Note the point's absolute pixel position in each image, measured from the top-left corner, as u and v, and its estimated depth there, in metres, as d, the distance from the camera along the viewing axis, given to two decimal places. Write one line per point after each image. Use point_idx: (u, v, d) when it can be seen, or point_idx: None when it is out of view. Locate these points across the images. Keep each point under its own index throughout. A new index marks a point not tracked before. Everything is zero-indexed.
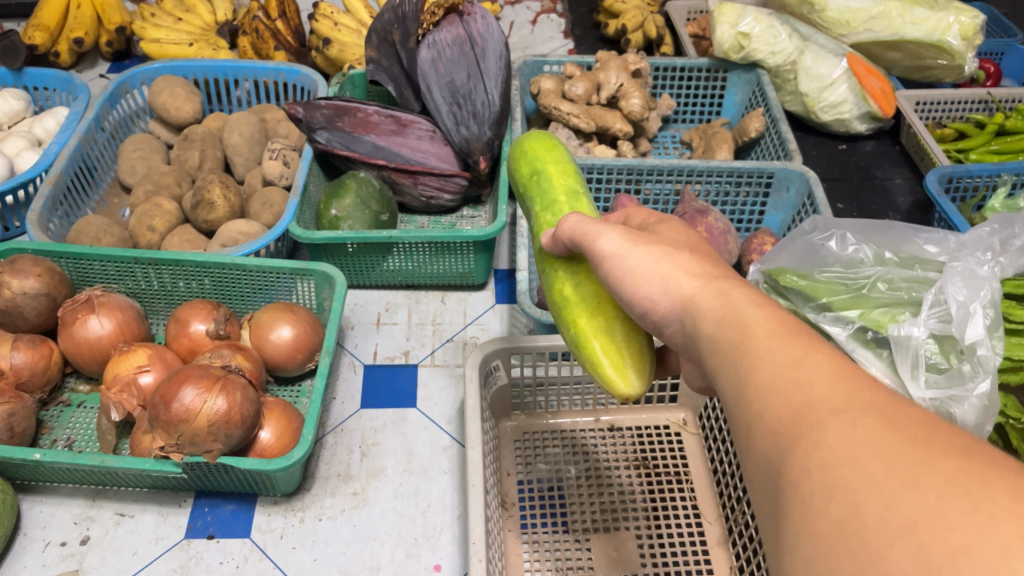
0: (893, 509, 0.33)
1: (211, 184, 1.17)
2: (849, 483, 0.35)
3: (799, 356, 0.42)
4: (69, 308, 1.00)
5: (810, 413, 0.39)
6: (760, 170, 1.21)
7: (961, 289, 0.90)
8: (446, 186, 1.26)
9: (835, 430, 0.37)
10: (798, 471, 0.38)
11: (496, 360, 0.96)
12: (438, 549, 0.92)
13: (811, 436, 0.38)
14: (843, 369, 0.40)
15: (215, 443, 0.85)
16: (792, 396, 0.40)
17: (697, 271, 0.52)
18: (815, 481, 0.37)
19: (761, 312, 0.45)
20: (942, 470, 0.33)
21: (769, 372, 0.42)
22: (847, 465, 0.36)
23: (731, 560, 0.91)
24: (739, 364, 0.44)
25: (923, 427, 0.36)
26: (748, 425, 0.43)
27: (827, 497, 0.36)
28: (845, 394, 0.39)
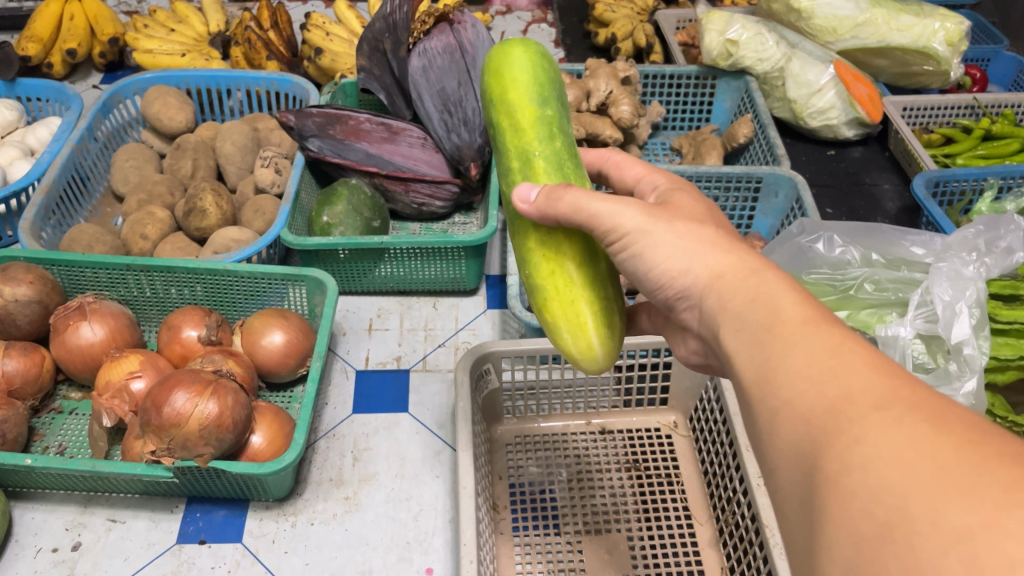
0: (947, 517, 0.33)
1: (204, 191, 1.17)
2: (896, 486, 0.36)
3: (837, 350, 0.43)
4: (61, 315, 1.00)
5: (850, 407, 0.40)
6: (748, 176, 1.22)
7: (947, 289, 0.91)
8: (438, 193, 1.26)
9: (877, 427, 0.38)
10: (837, 468, 0.39)
11: (486, 365, 0.96)
12: (430, 552, 0.92)
13: (850, 432, 0.39)
14: (882, 365, 0.42)
15: (207, 447, 0.85)
16: (831, 388, 0.42)
17: (728, 261, 0.53)
18: (857, 480, 0.38)
19: (801, 306, 0.47)
20: (999, 478, 0.34)
21: (807, 368, 0.44)
22: (894, 468, 0.36)
23: (721, 561, 0.91)
24: (772, 358, 0.46)
25: (972, 431, 0.36)
26: (784, 428, 0.44)
27: (871, 498, 0.37)
28: (885, 390, 0.40)
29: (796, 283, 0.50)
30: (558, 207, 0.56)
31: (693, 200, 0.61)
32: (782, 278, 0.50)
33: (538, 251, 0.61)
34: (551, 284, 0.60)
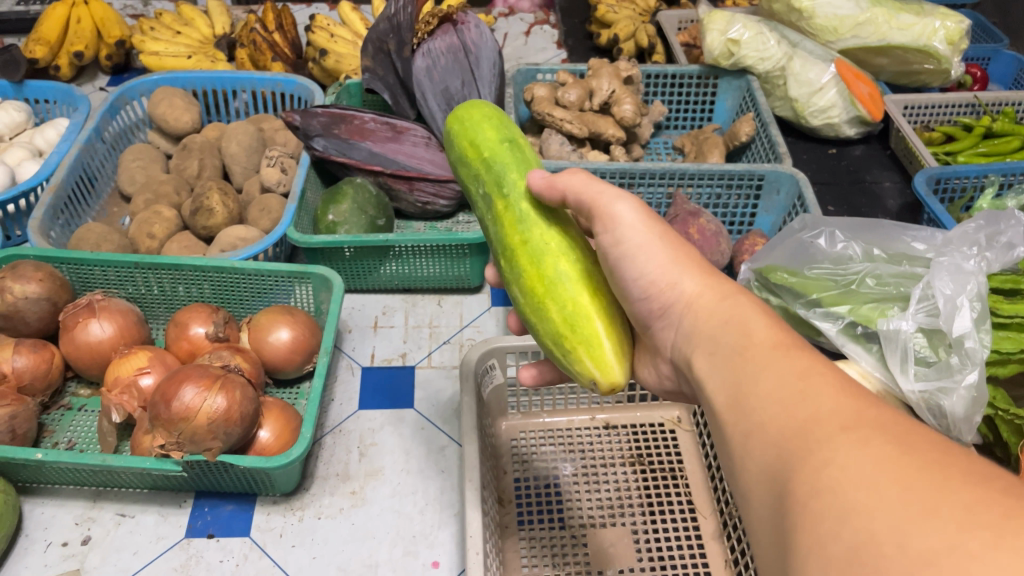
0: (911, 539, 0.34)
1: (210, 191, 1.18)
2: (864, 508, 0.36)
3: (806, 374, 0.45)
4: (70, 312, 1.01)
5: (819, 430, 0.41)
6: (750, 173, 1.23)
7: (948, 283, 0.92)
8: (442, 192, 1.27)
9: (844, 449, 0.39)
10: (807, 490, 0.40)
11: (491, 360, 0.97)
12: (436, 546, 0.93)
13: (819, 455, 0.40)
14: (847, 390, 0.43)
15: (215, 441, 0.86)
16: (797, 413, 0.43)
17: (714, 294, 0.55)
18: (825, 502, 0.38)
19: (772, 335, 0.50)
20: (963, 500, 0.34)
21: (779, 395, 0.45)
22: (861, 489, 0.37)
23: (726, 553, 0.92)
24: (748, 384, 0.48)
25: (936, 454, 0.38)
26: (761, 447, 0.45)
27: (838, 520, 0.37)
28: (852, 415, 0.41)
29: (768, 310, 0.53)
30: (570, 179, 0.62)
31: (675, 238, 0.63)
32: (753, 302, 0.54)
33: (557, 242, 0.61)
34: (580, 284, 0.59)
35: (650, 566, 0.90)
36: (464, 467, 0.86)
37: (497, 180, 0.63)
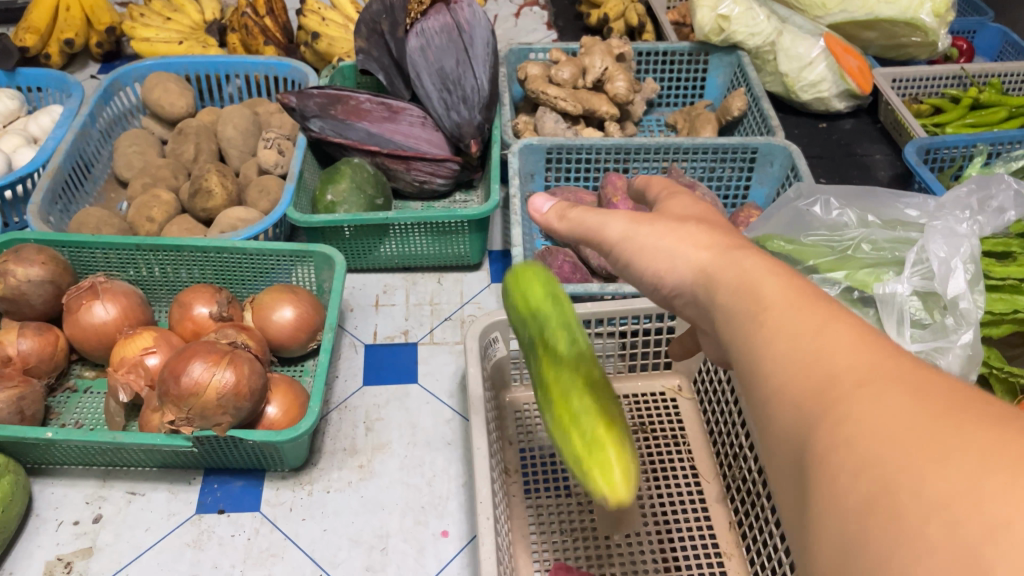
0: (927, 488, 0.32)
1: (209, 173, 1.19)
2: (878, 459, 0.34)
3: (821, 325, 0.41)
4: (73, 295, 1.01)
5: (832, 383, 0.38)
6: (743, 146, 1.24)
7: (942, 246, 0.94)
8: (439, 171, 1.28)
9: (858, 400, 0.36)
10: (824, 446, 0.37)
11: (495, 332, 0.97)
12: (445, 516, 0.95)
13: (835, 409, 0.37)
14: (865, 336, 0.40)
15: (225, 416, 0.87)
16: (810, 365, 0.40)
17: (713, 236, 0.51)
18: (841, 456, 0.36)
19: (781, 286, 0.45)
20: (978, 440, 0.32)
21: (787, 350, 0.42)
22: (873, 439, 0.35)
23: (730, 515, 0.94)
24: (756, 342, 0.44)
25: (953, 394, 0.34)
26: (771, 402, 0.42)
27: (855, 474, 0.35)
28: (867, 363, 0.38)
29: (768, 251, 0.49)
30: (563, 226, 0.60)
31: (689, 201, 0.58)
32: None
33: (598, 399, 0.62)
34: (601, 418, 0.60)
35: (657, 529, 0.92)
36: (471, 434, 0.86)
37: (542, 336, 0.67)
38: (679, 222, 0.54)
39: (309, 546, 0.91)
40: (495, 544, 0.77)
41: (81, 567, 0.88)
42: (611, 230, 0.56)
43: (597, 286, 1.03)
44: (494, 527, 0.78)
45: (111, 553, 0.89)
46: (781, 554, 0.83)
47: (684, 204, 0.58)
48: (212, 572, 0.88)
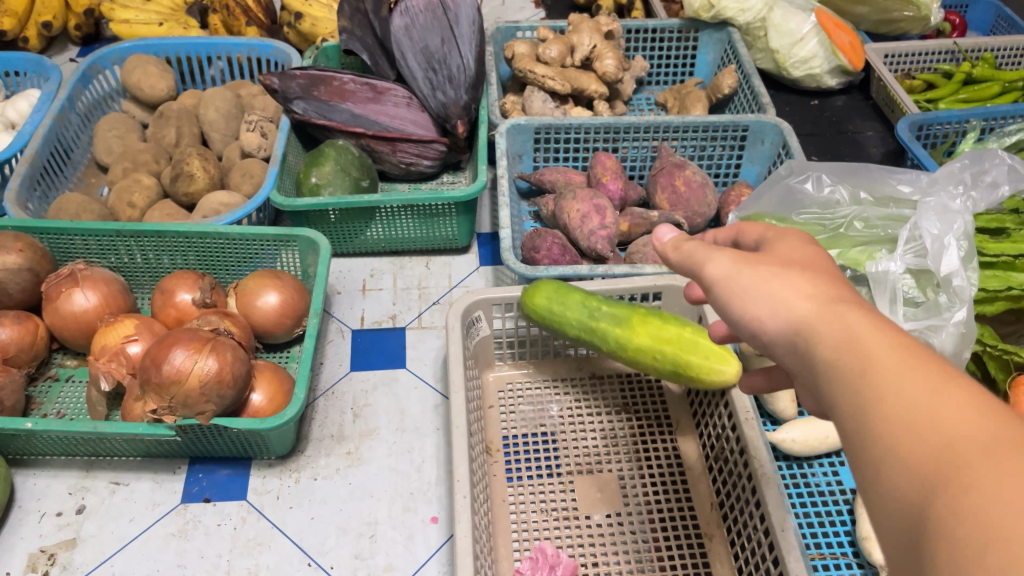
0: None
1: (190, 157, 1.17)
2: (1012, 533, 0.29)
3: (937, 388, 0.36)
4: (52, 283, 0.99)
5: (956, 451, 0.33)
6: (734, 124, 1.23)
7: (935, 223, 0.92)
8: (425, 152, 1.26)
9: (987, 472, 0.32)
10: (943, 519, 0.32)
11: (477, 311, 0.96)
12: (433, 501, 0.93)
13: (959, 480, 0.32)
14: (989, 404, 0.35)
15: (208, 404, 0.86)
16: (930, 432, 0.35)
17: (817, 285, 0.45)
18: (966, 530, 0.31)
19: (887, 335, 0.40)
20: None
21: (900, 409, 0.37)
22: (1002, 511, 0.30)
23: (712, 494, 0.92)
24: (862, 399, 0.39)
25: None
26: (878, 470, 0.37)
27: (981, 547, 0.30)
28: (995, 433, 0.33)
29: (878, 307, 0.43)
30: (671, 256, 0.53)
31: (798, 244, 0.50)
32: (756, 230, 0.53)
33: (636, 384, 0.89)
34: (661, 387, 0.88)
35: (637, 510, 0.91)
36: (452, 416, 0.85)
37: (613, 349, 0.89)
38: (783, 267, 0.47)
39: (297, 534, 0.90)
40: (472, 520, 0.77)
41: (65, 559, 0.87)
42: (712, 268, 0.50)
43: (585, 267, 1.01)
44: (471, 506, 0.77)
45: (95, 544, 0.88)
46: (755, 530, 0.80)
47: (791, 245, 0.50)
48: (198, 561, 0.87)
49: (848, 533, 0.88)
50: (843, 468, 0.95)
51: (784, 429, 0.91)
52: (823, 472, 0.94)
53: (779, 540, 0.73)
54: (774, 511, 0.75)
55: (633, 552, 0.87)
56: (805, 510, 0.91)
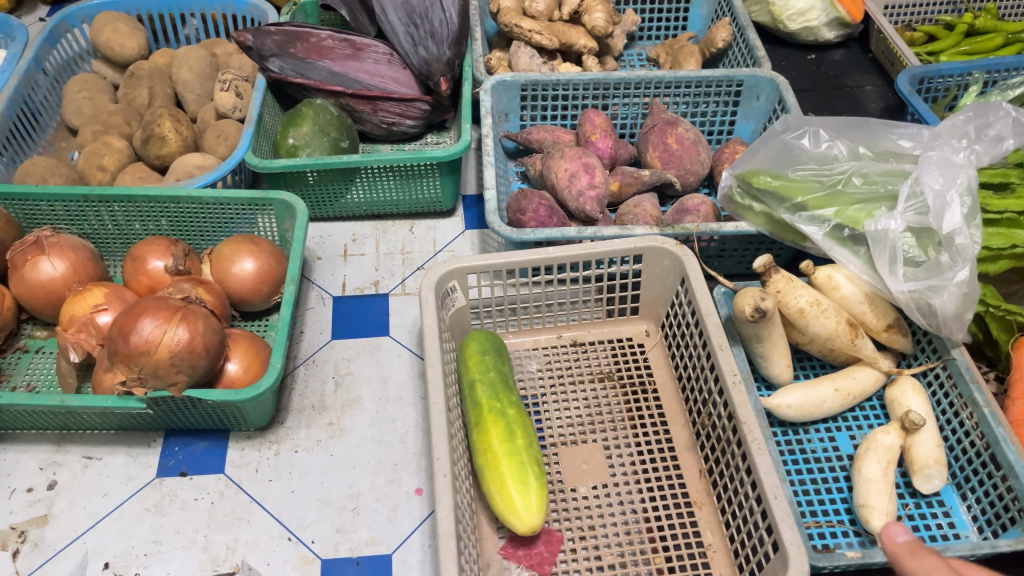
0: None
1: (161, 118, 1.12)
2: None
3: None
4: (18, 251, 0.95)
5: None
6: (728, 79, 1.18)
7: (936, 178, 0.89)
8: (408, 112, 1.21)
9: None
10: None
11: (451, 281, 0.91)
12: (418, 472, 0.91)
13: None
14: None
15: (180, 375, 0.82)
16: None
17: None
18: None
19: None
20: None
21: None
22: None
23: (700, 463, 0.89)
24: None
25: None
26: None
27: None
28: None
29: None
30: None
31: None
32: None
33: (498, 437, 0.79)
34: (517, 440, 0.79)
35: (624, 480, 0.89)
36: (429, 388, 0.82)
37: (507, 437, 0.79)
38: None
39: (277, 508, 0.87)
40: (454, 501, 0.74)
41: (36, 536, 0.84)
42: None
43: (574, 229, 0.97)
44: (452, 484, 0.74)
45: (67, 521, 0.85)
46: (745, 495, 0.77)
47: None
48: (174, 537, 0.84)
49: (845, 501, 0.85)
50: (840, 434, 0.92)
51: (780, 393, 0.88)
52: (819, 438, 0.92)
53: (771, 507, 0.70)
54: (764, 477, 0.72)
55: (624, 524, 0.85)
56: (801, 478, 0.88)
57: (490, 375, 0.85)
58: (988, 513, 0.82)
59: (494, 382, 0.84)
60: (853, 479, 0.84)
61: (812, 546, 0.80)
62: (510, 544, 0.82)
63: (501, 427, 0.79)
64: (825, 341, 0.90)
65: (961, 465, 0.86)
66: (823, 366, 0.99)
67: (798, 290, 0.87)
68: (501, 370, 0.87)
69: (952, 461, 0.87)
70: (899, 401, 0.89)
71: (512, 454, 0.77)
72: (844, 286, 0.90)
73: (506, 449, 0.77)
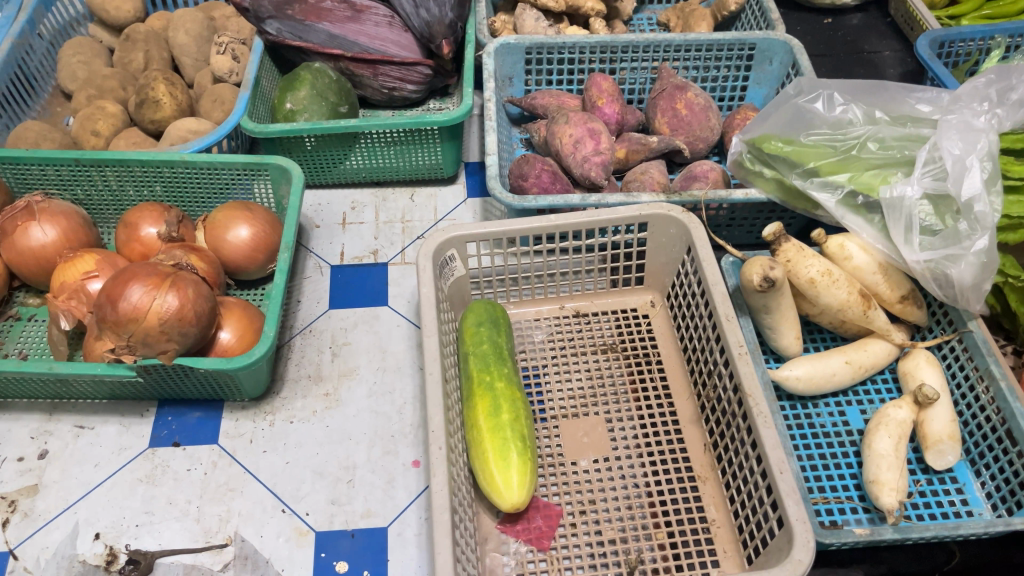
0: None
1: (155, 81, 1.10)
2: None
3: None
4: (8, 216, 0.93)
5: None
6: (740, 42, 1.14)
7: (957, 143, 0.85)
8: (409, 76, 1.18)
9: None
10: None
11: (450, 250, 0.88)
12: (415, 444, 0.89)
13: None
14: None
15: (170, 343, 0.80)
16: None
17: None
18: None
19: None
20: None
21: None
22: None
23: (704, 437, 0.86)
24: None
25: None
26: None
27: None
28: None
29: None
30: None
31: None
32: None
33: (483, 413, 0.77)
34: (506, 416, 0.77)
35: (627, 454, 0.86)
36: (425, 359, 0.79)
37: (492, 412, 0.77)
38: None
39: (271, 479, 0.85)
40: (449, 473, 0.71)
41: (26, 506, 0.82)
42: None
43: (578, 196, 0.94)
44: (447, 457, 0.72)
45: (58, 491, 0.84)
46: (750, 470, 0.75)
47: None
48: (166, 508, 0.83)
49: (855, 477, 0.83)
50: (851, 408, 0.89)
51: (789, 365, 0.85)
52: (829, 412, 0.89)
53: (777, 483, 0.68)
54: (770, 452, 0.70)
55: (626, 499, 0.83)
56: (809, 453, 0.85)
57: (482, 348, 0.83)
58: (1003, 490, 0.79)
59: (486, 355, 0.82)
60: (863, 454, 0.81)
61: (820, 522, 0.77)
62: (508, 518, 0.80)
63: (487, 401, 0.78)
64: (836, 312, 0.87)
65: (975, 441, 0.83)
66: (834, 338, 0.96)
67: (809, 259, 0.84)
68: (496, 342, 0.84)
69: (966, 437, 0.84)
70: (912, 375, 0.86)
71: (496, 430, 0.75)
72: (857, 255, 0.86)
73: (490, 425, 0.76)
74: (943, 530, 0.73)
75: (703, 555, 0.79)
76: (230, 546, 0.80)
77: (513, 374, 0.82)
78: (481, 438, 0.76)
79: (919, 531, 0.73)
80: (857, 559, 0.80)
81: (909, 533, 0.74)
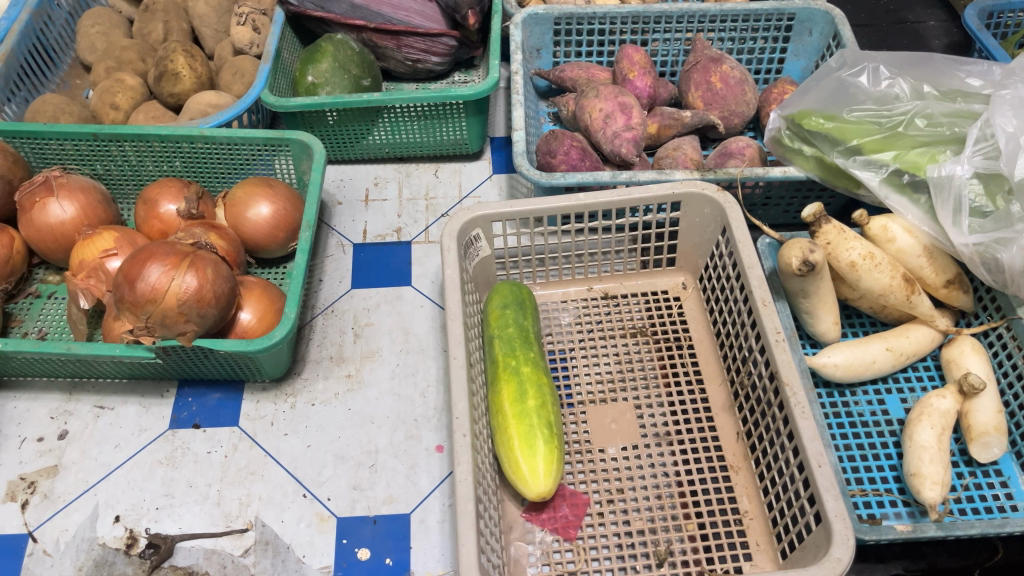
0: None
1: (174, 53, 1.07)
2: None
3: None
4: (26, 192, 0.91)
5: None
6: (779, 12, 1.09)
7: (1011, 119, 0.80)
8: (433, 48, 1.14)
9: None
10: None
11: (475, 230, 0.85)
12: (438, 429, 0.86)
13: None
14: None
15: (189, 324, 0.78)
16: None
17: None
18: None
19: None
20: None
21: None
22: None
23: (737, 425, 0.83)
24: None
25: None
26: None
27: None
28: None
29: None
30: None
31: None
32: None
33: (510, 400, 0.74)
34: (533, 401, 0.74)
35: (657, 442, 0.83)
36: (449, 343, 0.76)
37: (518, 396, 0.74)
38: None
39: (291, 463, 0.84)
40: (473, 461, 0.69)
41: (46, 487, 0.82)
42: None
43: (608, 174, 0.91)
44: (472, 445, 0.69)
45: (77, 472, 0.83)
46: (786, 461, 0.72)
47: None
48: (186, 491, 0.81)
49: (895, 469, 0.79)
50: (890, 397, 0.86)
51: (827, 352, 0.82)
52: (867, 400, 0.86)
53: (815, 477, 0.64)
54: (808, 444, 0.66)
55: (656, 487, 0.80)
56: (847, 443, 0.82)
57: (508, 332, 0.80)
58: None
59: (511, 339, 0.79)
60: (905, 445, 0.77)
61: (858, 516, 0.74)
62: (534, 508, 0.78)
63: (513, 385, 0.75)
64: (877, 297, 0.83)
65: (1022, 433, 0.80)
66: (873, 324, 0.92)
67: (850, 242, 0.80)
68: (522, 325, 0.81)
69: (1012, 428, 0.81)
70: (957, 363, 0.82)
71: (522, 416, 0.73)
72: (901, 237, 0.82)
73: (516, 411, 0.73)
74: (989, 528, 0.70)
75: (734, 547, 0.76)
76: (251, 531, 0.79)
77: (540, 359, 0.80)
78: (507, 424, 0.73)
79: (964, 528, 0.70)
80: (896, 554, 0.77)
81: (952, 531, 0.71)
